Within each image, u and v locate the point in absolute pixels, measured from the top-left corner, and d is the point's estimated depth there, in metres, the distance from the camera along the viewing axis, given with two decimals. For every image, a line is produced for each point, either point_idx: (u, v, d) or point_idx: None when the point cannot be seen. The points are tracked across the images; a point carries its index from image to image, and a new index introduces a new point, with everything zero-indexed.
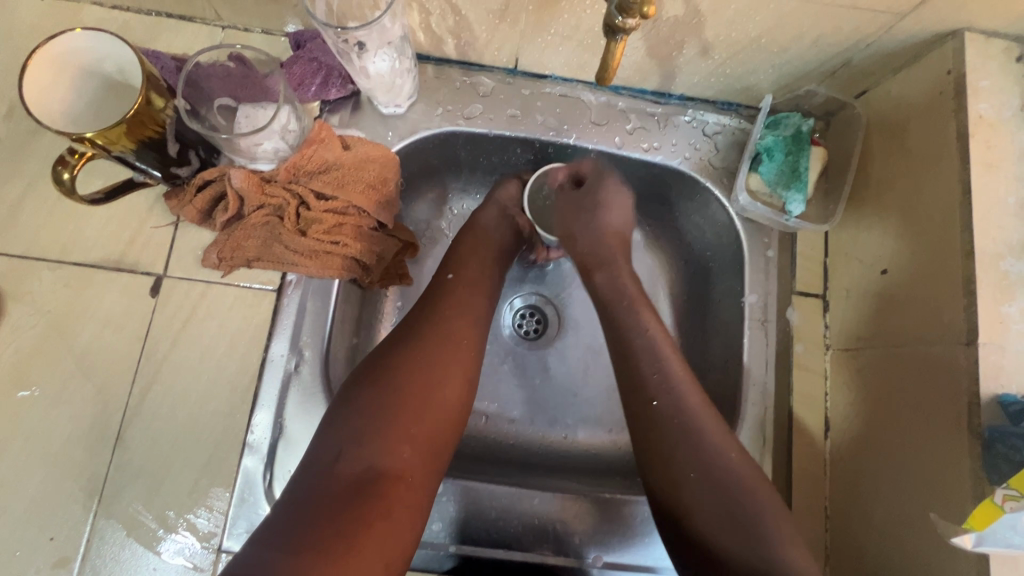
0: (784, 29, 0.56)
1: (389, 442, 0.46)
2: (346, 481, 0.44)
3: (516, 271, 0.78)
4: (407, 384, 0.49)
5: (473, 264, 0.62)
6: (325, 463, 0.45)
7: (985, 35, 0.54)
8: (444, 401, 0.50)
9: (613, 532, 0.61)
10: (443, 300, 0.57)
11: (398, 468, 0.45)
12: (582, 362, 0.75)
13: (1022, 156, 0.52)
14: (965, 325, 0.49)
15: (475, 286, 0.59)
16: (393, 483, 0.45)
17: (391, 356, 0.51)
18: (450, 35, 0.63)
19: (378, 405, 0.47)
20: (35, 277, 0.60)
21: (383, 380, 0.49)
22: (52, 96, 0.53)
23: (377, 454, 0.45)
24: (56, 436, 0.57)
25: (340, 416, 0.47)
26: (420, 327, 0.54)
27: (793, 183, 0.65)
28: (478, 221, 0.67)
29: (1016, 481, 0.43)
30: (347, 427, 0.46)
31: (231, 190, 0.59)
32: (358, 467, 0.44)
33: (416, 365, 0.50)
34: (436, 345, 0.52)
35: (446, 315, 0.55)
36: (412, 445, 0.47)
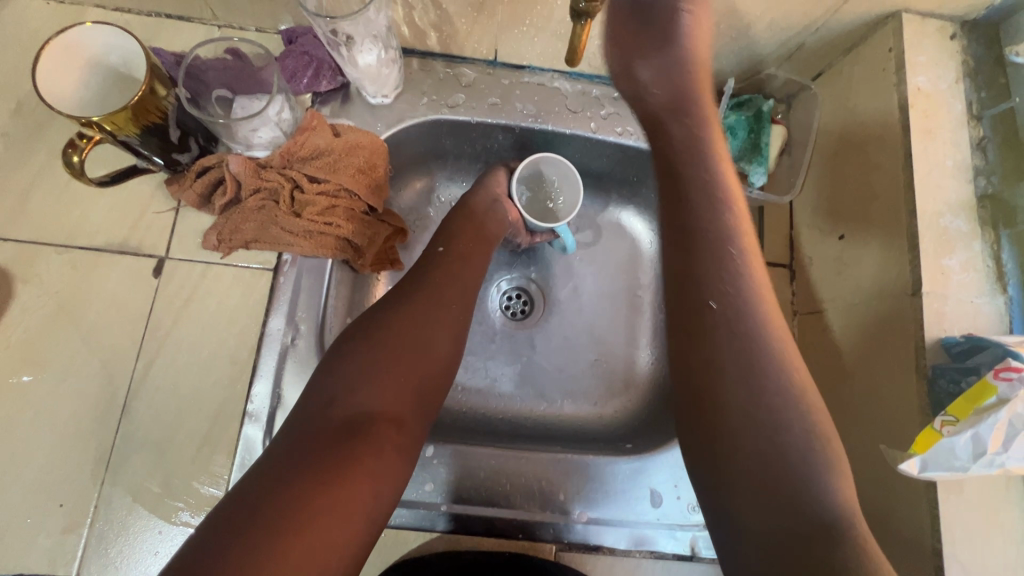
0: (740, 15, 0.60)
1: (379, 389, 0.50)
2: (340, 422, 0.48)
3: (503, 254, 0.82)
4: (398, 339, 0.53)
5: (457, 236, 0.66)
6: (319, 406, 0.49)
7: (921, 16, 0.59)
8: (432, 358, 0.54)
9: (596, 490, 0.64)
10: (430, 270, 0.61)
11: (388, 413, 0.49)
12: (565, 338, 0.79)
13: (955, 124, 0.57)
14: (911, 278, 0.54)
15: (459, 256, 0.63)
16: (383, 424, 0.49)
17: (380, 315, 0.55)
18: (432, 28, 0.67)
19: (370, 357, 0.51)
20: (43, 260, 0.63)
21: (373, 334, 0.53)
22: (64, 86, 0.57)
23: (368, 400, 0.49)
24: (64, 409, 0.60)
25: (332, 368, 0.51)
26: (409, 291, 0.57)
27: (756, 158, 0.69)
28: (467, 198, 0.71)
29: (953, 408, 0.46)
30: (339, 376, 0.50)
31: (228, 175, 0.63)
32: (350, 411, 0.48)
33: (403, 322, 0.54)
34: (424, 307, 0.56)
35: (431, 281, 0.59)
36: (400, 393, 0.51)
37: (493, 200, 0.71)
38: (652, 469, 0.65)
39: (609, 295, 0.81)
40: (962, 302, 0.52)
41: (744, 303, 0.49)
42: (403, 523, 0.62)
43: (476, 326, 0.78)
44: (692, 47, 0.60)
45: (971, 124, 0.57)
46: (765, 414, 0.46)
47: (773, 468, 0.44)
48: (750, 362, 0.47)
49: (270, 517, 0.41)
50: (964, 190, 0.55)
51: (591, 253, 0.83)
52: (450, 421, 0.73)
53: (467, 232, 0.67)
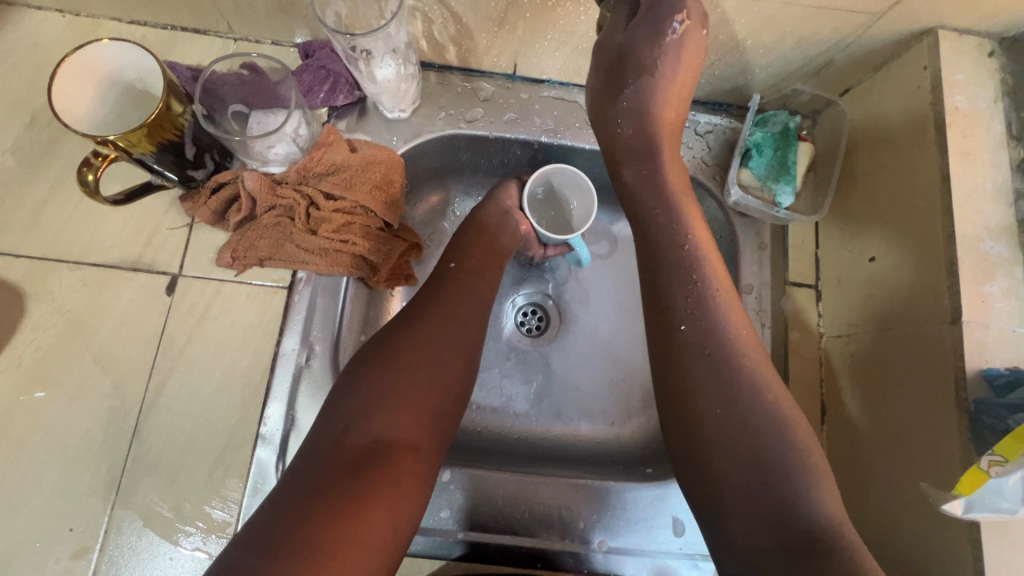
0: (769, 31, 0.59)
1: (395, 415, 0.48)
2: (356, 450, 0.46)
3: (518, 270, 0.81)
4: (411, 361, 0.51)
5: (474, 255, 0.64)
6: (334, 434, 0.47)
7: (958, 32, 0.57)
8: (448, 380, 0.52)
9: (616, 518, 0.62)
10: (445, 289, 0.59)
11: (406, 440, 0.48)
12: (582, 357, 0.77)
13: (995, 145, 0.55)
14: (950, 305, 0.52)
15: (476, 275, 0.62)
16: (400, 452, 0.47)
17: (394, 335, 0.53)
18: (451, 43, 0.66)
19: (386, 380, 0.50)
20: (56, 277, 0.62)
21: (389, 357, 0.51)
22: (79, 104, 0.56)
23: (385, 427, 0.47)
24: (74, 430, 0.59)
25: (347, 394, 0.49)
26: (422, 311, 0.56)
27: (782, 176, 0.67)
28: (480, 212, 0.69)
29: (1000, 447, 0.45)
30: (353, 403, 0.49)
31: (244, 191, 0.62)
32: (366, 438, 0.47)
33: (417, 344, 0.52)
34: (437, 326, 0.55)
35: (444, 299, 0.57)
36: (417, 418, 0.49)
37: (505, 214, 0.70)
38: (674, 497, 0.63)
39: (627, 312, 0.79)
40: (1005, 331, 0.50)
41: (714, 321, 0.50)
42: (418, 550, 0.60)
43: (492, 344, 0.77)
44: (661, 81, 0.57)
45: (1011, 145, 0.55)
46: (757, 435, 0.45)
47: (772, 500, 0.43)
48: (746, 389, 0.47)
49: (288, 555, 0.39)
50: (1005, 214, 0.53)
51: (609, 270, 0.81)
52: (465, 443, 0.71)
53: (482, 248, 0.65)
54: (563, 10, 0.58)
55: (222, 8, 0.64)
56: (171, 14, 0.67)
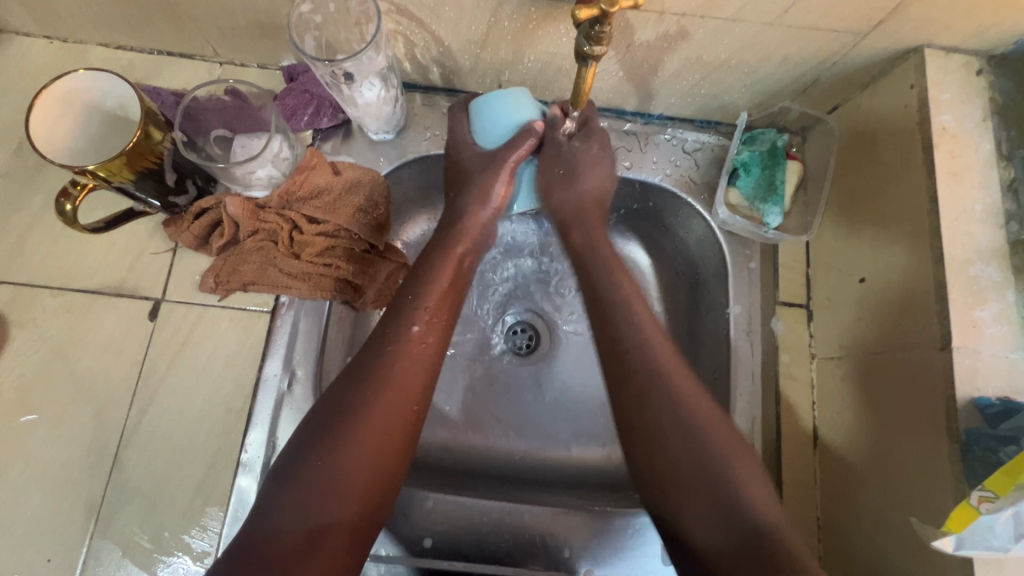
0: (752, 50, 0.58)
1: (334, 503, 0.45)
2: (286, 548, 0.42)
3: (495, 274, 0.77)
4: (354, 451, 0.47)
5: (441, 278, 0.57)
6: (267, 525, 0.43)
7: (945, 50, 0.56)
8: (387, 456, 0.48)
9: (605, 546, 0.61)
10: (400, 348, 0.52)
11: (339, 525, 0.45)
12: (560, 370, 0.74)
13: (983, 164, 0.54)
14: (939, 330, 0.50)
15: (443, 330, 0.55)
16: (331, 541, 0.44)
17: (340, 423, 0.47)
18: (435, 64, 0.66)
19: (326, 472, 0.45)
20: (39, 303, 0.62)
21: (333, 434, 0.47)
22: (58, 132, 0.56)
23: (319, 516, 0.44)
24: (54, 460, 0.58)
25: (284, 478, 0.45)
26: (372, 392, 0.49)
27: (770, 197, 0.66)
28: (448, 252, 0.59)
29: (991, 483, 0.43)
30: (290, 495, 0.45)
31: (226, 217, 0.62)
32: (298, 531, 0.43)
33: (364, 435, 0.47)
34: (386, 415, 0.49)
35: (399, 375, 0.50)
36: (358, 506, 0.46)
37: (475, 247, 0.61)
38: None
39: None
40: (996, 358, 0.49)
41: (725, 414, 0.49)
42: None
43: (479, 362, 0.74)
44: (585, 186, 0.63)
45: (1001, 164, 0.54)
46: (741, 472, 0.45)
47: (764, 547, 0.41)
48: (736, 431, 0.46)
49: None
50: (995, 236, 0.52)
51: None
52: (451, 466, 0.69)
53: (443, 296, 0.56)
54: (543, 31, 0.58)
55: (205, 31, 0.65)
56: (155, 38, 0.67)
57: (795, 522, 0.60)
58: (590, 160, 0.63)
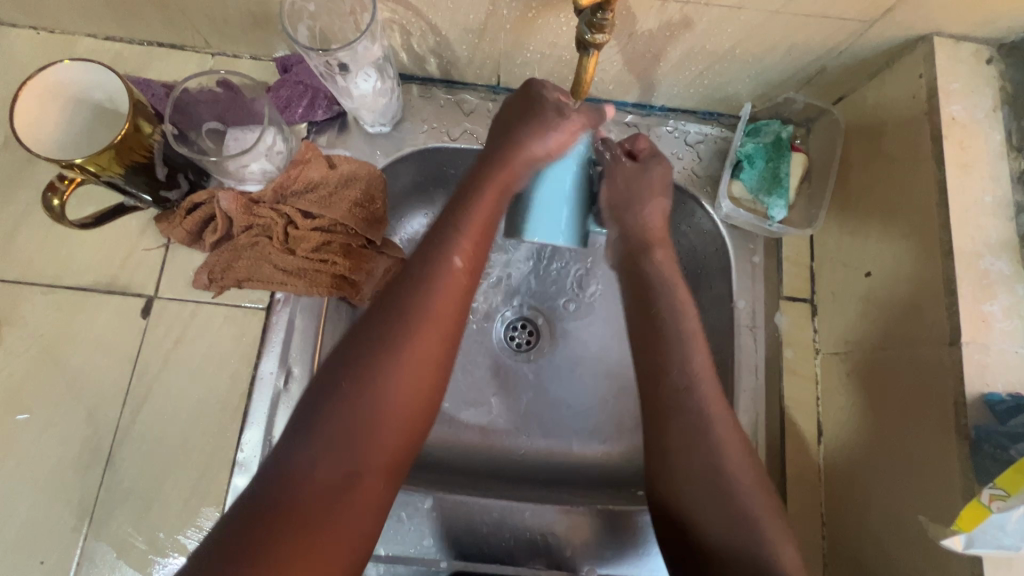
0: (757, 39, 0.57)
1: (369, 446, 0.42)
2: (322, 493, 0.40)
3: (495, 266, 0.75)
4: (388, 390, 0.44)
5: (478, 202, 0.52)
6: (296, 470, 0.40)
7: (954, 39, 0.55)
8: (422, 393, 0.45)
9: (607, 544, 0.60)
10: (431, 280, 0.47)
11: (372, 467, 0.42)
12: (562, 364, 0.73)
13: (994, 155, 0.53)
14: (948, 325, 0.49)
15: (481, 258, 0.51)
16: (363, 483, 0.42)
17: (372, 358, 0.44)
18: (432, 55, 0.64)
19: (359, 415, 0.42)
20: (29, 301, 0.61)
21: (364, 365, 0.44)
22: (43, 125, 0.55)
23: (351, 458, 0.42)
24: (47, 460, 0.57)
25: (313, 415, 0.42)
26: (404, 325, 0.45)
27: (774, 189, 0.65)
28: (490, 178, 0.53)
29: (1003, 480, 0.42)
30: (321, 438, 0.41)
31: (219, 212, 0.61)
32: (330, 474, 0.41)
33: (399, 369, 0.44)
34: (423, 348, 0.45)
35: (438, 311, 0.47)
36: (389, 456, 0.44)
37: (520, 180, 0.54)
38: None
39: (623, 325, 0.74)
40: (1006, 353, 0.48)
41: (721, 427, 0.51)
42: None
43: (478, 358, 0.73)
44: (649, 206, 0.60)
45: (1012, 155, 0.53)
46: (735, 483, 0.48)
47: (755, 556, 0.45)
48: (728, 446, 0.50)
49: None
50: (1005, 229, 0.51)
51: (593, 269, 0.76)
52: (451, 464, 0.68)
53: (485, 226, 0.52)
54: (543, 21, 0.56)
55: (195, 21, 0.63)
56: (145, 29, 0.65)
57: (799, 520, 0.60)
58: (650, 185, 0.60)
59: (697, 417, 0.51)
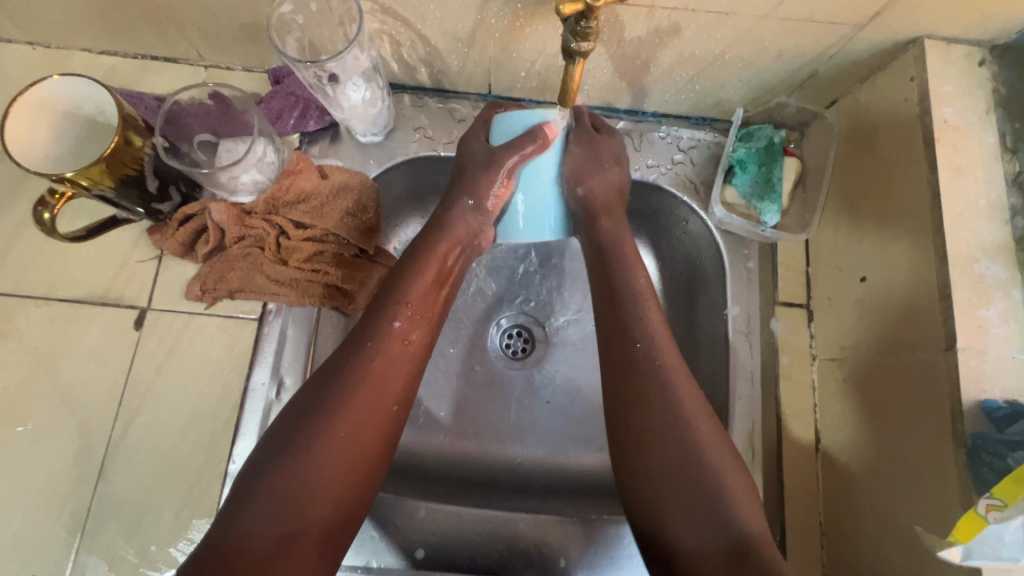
0: (746, 45, 0.56)
1: (304, 511, 0.43)
2: (255, 562, 0.40)
3: (481, 272, 0.75)
4: (322, 459, 0.44)
5: (422, 274, 0.54)
6: (232, 535, 0.41)
7: (945, 41, 0.55)
8: (362, 454, 0.46)
9: (600, 555, 0.59)
10: (372, 345, 0.49)
11: (313, 528, 0.43)
12: (550, 369, 0.73)
13: (987, 158, 0.52)
14: (944, 331, 0.49)
15: (425, 324, 0.53)
16: (302, 545, 0.42)
17: (313, 419, 0.45)
18: (423, 64, 0.65)
19: (293, 480, 0.43)
20: (24, 314, 0.61)
21: (303, 428, 0.45)
22: (36, 140, 0.55)
23: (287, 522, 0.42)
24: (39, 473, 0.57)
25: (251, 479, 0.43)
26: (346, 386, 0.47)
27: (767, 194, 0.65)
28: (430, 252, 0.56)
29: (1000, 490, 0.41)
30: (257, 504, 0.42)
31: (211, 223, 0.61)
32: (262, 540, 0.41)
33: (336, 433, 0.45)
34: (363, 409, 0.46)
35: (379, 374, 0.48)
36: (330, 515, 0.44)
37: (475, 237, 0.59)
38: None
39: None
40: (1003, 358, 0.47)
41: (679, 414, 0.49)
42: None
43: (474, 366, 0.72)
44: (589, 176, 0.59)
45: (1005, 158, 0.53)
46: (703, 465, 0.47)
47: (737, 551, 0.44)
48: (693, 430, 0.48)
49: None
50: (1000, 232, 0.50)
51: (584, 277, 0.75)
52: (445, 473, 0.68)
53: (424, 292, 0.54)
54: (531, 29, 0.56)
55: (187, 34, 0.63)
56: (139, 43, 0.66)
57: (797, 530, 0.59)
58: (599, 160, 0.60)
59: (674, 418, 0.48)
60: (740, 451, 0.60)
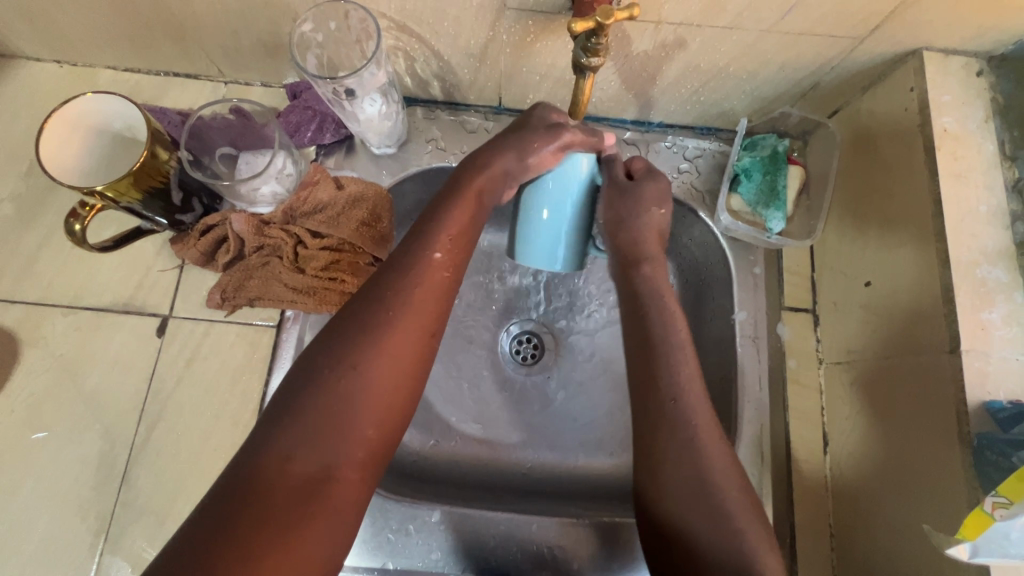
0: (750, 58, 0.58)
1: (343, 445, 0.40)
2: (297, 489, 0.38)
3: (496, 281, 0.77)
4: (368, 386, 0.41)
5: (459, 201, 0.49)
6: (273, 461, 0.38)
7: (943, 53, 0.56)
8: (405, 383, 0.43)
9: (613, 556, 0.60)
10: (415, 269, 0.46)
11: (353, 463, 0.40)
12: (560, 374, 0.74)
13: (987, 166, 0.54)
14: (948, 334, 0.50)
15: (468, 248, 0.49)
16: (345, 475, 0.40)
17: (356, 347, 0.42)
18: (436, 79, 0.67)
19: (337, 407, 0.40)
20: (50, 322, 0.63)
21: (347, 351, 0.42)
22: (67, 154, 0.57)
23: (332, 452, 0.39)
24: (65, 476, 0.59)
25: (292, 404, 0.40)
26: (391, 309, 0.44)
27: (772, 202, 0.66)
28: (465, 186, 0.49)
29: (1005, 488, 0.42)
30: (298, 433, 0.39)
31: (232, 233, 0.63)
32: (308, 467, 0.39)
33: (384, 355, 0.42)
34: (409, 332, 0.44)
35: (425, 296, 0.45)
36: (372, 440, 0.41)
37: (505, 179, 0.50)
38: None
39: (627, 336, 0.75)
40: (1006, 360, 0.48)
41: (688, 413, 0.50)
42: None
43: (484, 372, 0.74)
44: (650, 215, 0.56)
45: (1005, 165, 0.54)
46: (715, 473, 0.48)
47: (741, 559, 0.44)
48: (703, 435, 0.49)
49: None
50: (1001, 237, 0.52)
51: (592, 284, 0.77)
52: (458, 477, 0.69)
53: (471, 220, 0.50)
54: (542, 44, 0.59)
55: (209, 52, 0.66)
56: (162, 60, 0.68)
57: (807, 532, 0.59)
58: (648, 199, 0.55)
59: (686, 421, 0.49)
60: (749, 454, 0.61)
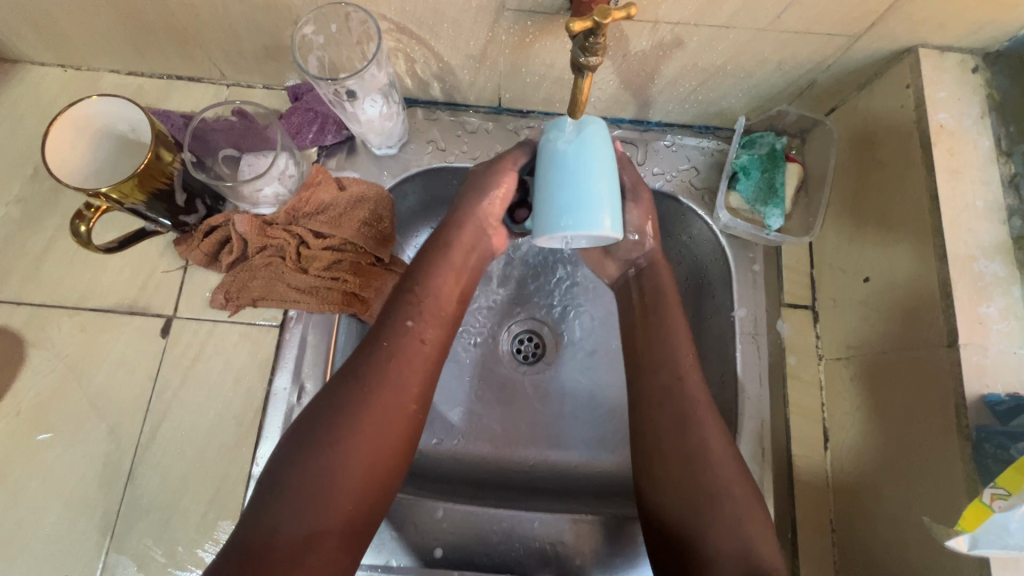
0: (747, 56, 0.59)
1: (326, 513, 0.45)
2: (281, 557, 0.42)
3: (493, 278, 0.77)
4: (346, 462, 0.46)
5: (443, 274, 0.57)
6: (261, 531, 0.43)
7: (939, 50, 0.57)
8: (382, 453, 0.48)
9: (615, 552, 0.61)
10: (389, 349, 0.51)
11: (335, 527, 0.45)
12: (561, 373, 0.74)
13: (983, 161, 0.54)
14: (945, 328, 0.50)
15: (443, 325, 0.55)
16: (326, 542, 0.44)
17: (334, 423, 0.47)
18: (436, 79, 0.67)
19: (316, 480, 0.45)
20: (56, 323, 0.64)
21: (327, 427, 0.47)
22: (72, 156, 0.58)
23: (313, 519, 0.44)
24: (71, 476, 0.59)
25: (278, 477, 0.45)
26: (367, 390, 0.48)
27: (770, 199, 0.66)
28: (449, 254, 0.57)
29: (1003, 480, 0.44)
30: (284, 502, 0.44)
31: (235, 234, 0.63)
32: (290, 535, 0.43)
33: (360, 434, 0.47)
34: (383, 411, 0.48)
35: (397, 378, 0.50)
36: (352, 512, 0.46)
37: (484, 231, 0.59)
38: None
39: None
40: (1004, 354, 0.49)
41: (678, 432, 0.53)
42: None
43: (486, 371, 0.74)
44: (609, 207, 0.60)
45: (1001, 160, 0.55)
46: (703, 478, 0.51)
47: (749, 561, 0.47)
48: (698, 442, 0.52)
49: None
50: (997, 231, 0.52)
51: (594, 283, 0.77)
52: (460, 475, 0.69)
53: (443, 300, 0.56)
54: (540, 44, 0.59)
55: (211, 55, 0.66)
56: (164, 64, 0.69)
57: (808, 526, 0.60)
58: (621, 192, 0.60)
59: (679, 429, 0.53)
60: (751, 450, 0.61)
